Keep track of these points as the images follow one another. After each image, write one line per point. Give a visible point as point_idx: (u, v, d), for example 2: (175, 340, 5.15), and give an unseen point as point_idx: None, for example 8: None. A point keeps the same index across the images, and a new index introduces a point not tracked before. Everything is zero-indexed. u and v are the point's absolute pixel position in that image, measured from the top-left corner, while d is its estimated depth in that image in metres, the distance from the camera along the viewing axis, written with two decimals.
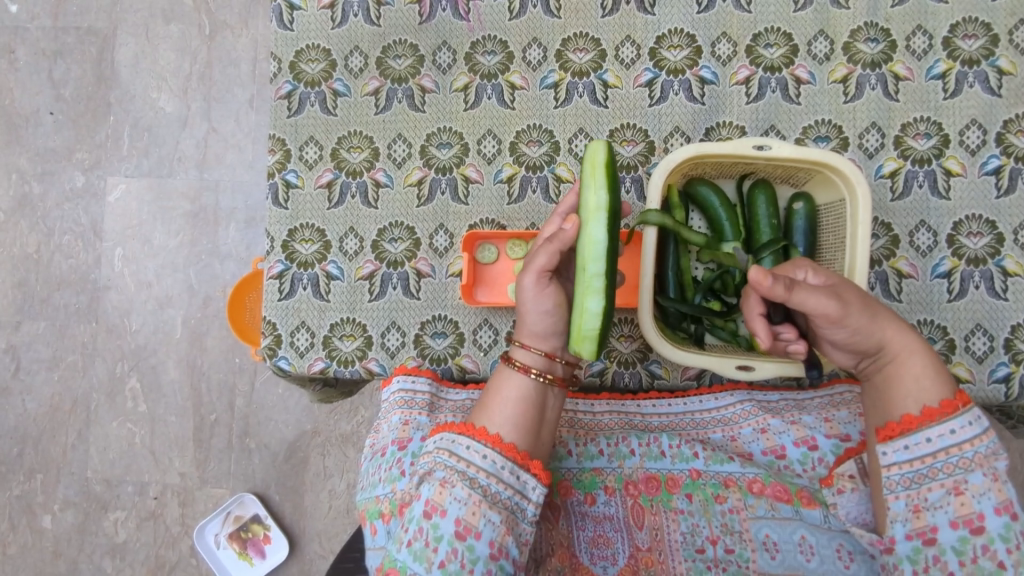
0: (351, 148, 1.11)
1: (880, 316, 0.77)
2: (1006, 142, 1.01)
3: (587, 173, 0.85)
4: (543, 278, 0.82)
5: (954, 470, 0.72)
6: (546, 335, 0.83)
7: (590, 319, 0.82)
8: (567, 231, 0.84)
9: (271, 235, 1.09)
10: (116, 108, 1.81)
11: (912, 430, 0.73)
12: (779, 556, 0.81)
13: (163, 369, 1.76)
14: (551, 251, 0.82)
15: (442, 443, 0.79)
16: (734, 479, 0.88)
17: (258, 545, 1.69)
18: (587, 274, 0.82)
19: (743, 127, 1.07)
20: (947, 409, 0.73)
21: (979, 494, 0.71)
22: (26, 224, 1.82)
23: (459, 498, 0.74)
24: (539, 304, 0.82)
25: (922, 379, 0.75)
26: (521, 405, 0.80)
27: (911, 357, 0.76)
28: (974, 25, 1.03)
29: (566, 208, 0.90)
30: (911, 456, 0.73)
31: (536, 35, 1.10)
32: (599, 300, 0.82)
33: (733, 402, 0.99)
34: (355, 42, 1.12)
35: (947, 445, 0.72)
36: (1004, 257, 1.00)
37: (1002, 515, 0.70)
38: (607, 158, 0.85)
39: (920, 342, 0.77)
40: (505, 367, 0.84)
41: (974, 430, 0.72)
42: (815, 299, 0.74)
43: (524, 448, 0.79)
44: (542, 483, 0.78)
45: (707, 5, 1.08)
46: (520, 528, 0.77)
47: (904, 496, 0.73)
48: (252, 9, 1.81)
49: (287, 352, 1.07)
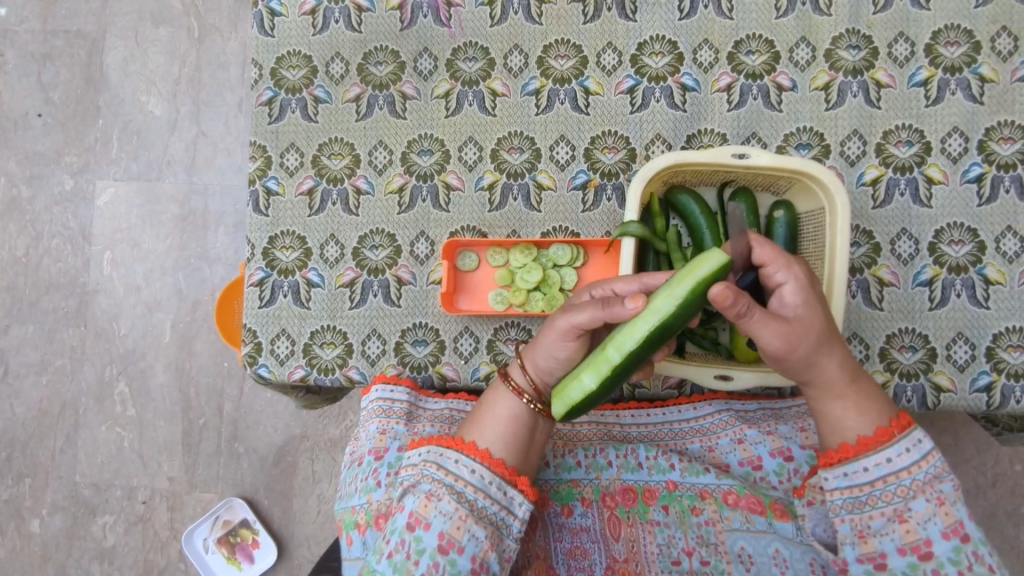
0: (332, 154, 1.11)
1: (823, 352, 0.76)
2: (988, 150, 1.01)
3: (682, 271, 0.76)
4: (569, 333, 0.77)
5: (894, 498, 0.73)
6: (545, 372, 0.81)
7: (577, 389, 0.77)
8: (626, 307, 0.75)
9: (252, 242, 1.09)
10: (104, 111, 1.81)
11: (849, 458, 0.74)
12: (754, 568, 0.82)
13: (151, 373, 1.76)
14: (594, 314, 0.76)
15: (429, 455, 0.79)
16: (710, 490, 0.89)
17: (246, 550, 1.68)
18: (607, 354, 0.76)
19: (724, 135, 1.07)
20: (882, 437, 0.74)
21: (924, 520, 0.71)
22: (14, 228, 1.81)
23: (444, 512, 0.74)
24: (556, 349, 0.79)
25: (843, 421, 0.76)
26: (513, 424, 0.80)
27: (835, 399, 0.77)
28: (956, 32, 1.03)
29: (645, 285, 0.82)
30: (850, 483, 0.74)
31: (518, 41, 1.10)
32: (595, 380, 0.76)
33: (711, 411, 0.98)
34: (336, 47, 1.11)
35: (884, 473, 0.73)
36: (985, 265, 0.99)
37: (951, 539, 0.71)
38: (707, 276, 0.74)
39: (851, 385, 0.77)
40: (501, 383, 0.83)
41: (912, 456, 0.73)
42: (765, 331, 0.74)
43: (513, 464, 0.79)
44: (529, 499, 0.78)
45: (689, 12, 1.08)
46: (504, 545, 0.77)
47: (849, 520, 0.74)
48: (240, 12, 1.80)
49: (267, 360, 1.06)
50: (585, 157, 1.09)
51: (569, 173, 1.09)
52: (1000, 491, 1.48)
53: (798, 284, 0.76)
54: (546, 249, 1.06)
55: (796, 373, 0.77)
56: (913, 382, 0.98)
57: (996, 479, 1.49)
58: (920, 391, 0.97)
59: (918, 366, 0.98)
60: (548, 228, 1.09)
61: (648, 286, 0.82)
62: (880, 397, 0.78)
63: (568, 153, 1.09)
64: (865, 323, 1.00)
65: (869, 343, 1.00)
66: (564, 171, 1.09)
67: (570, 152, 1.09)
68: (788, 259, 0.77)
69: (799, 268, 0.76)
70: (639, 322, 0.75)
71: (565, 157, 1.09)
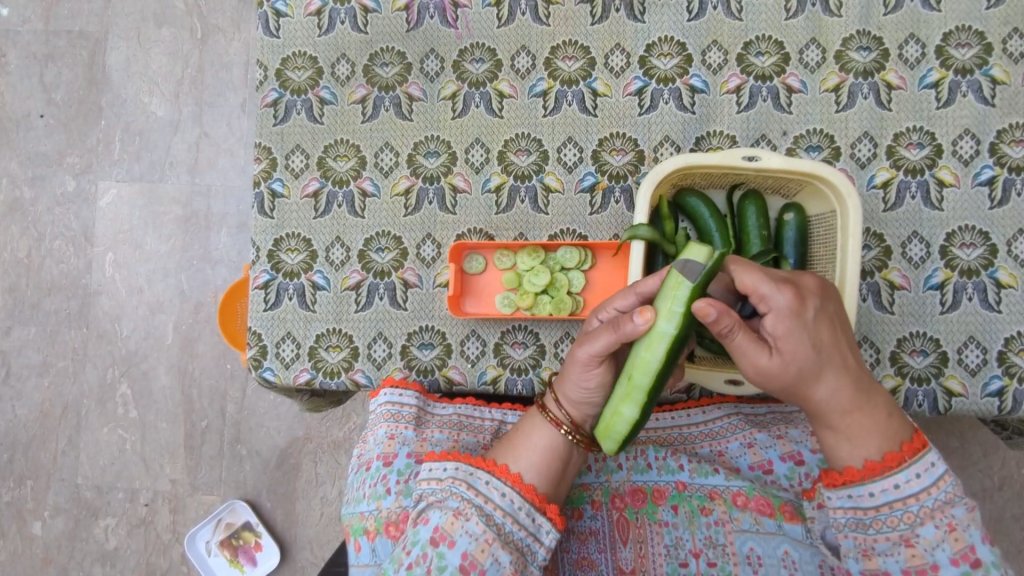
0: (338, 156, 1.10)
1: (808, 382, 0.73)
2: (1000, 152, 1.00)
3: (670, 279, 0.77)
4: (592, 364, 0.77)
5: (900, 524, 0.72)
6: (580, 403, 0.81)
7: (620, 423, 0.78)
8: (638, 326, 0.74)
9: (257, 244, 1.08)
10: (107, 112, 1.80)
11: (855, 482, 0.74)
12: (761, 570, 0.83)
13: (154, 375, 1.75)
14: (608, 340, 0.75)
15: (458, 472, 0.78)
16: (719, 492, 0.88)
17: (248, 553, 1.67)
18: (632, 382, 0.77)
19: (733, 137, 1.06)
20: (890, 463, 0.73)
21: (933, 547, 0.71)
22: (16, 230, 1.80)
23: (472, 533, 0.73)
24: (586, 380, 0.79)
25: (837, 451, 0.76)
26: (548, 455, 0.79)
27: (825, 428, 0.76)
28: (967, 34, 1.02)
29: (640, 293, 0.80)
30: (854, 504, 0.74)
31: (525, 42, 1.09)
32: (634, 409, 0.77)
33: (720, 415, 0.97)
34: (342, 49, 1.10)
35: (891, 499, 0.72)
36: (997, 268, 0.99)
37: (960, 565, 0.70)
38: (695, 287, 0.75)
39: (841, 418, 0.74)
40: (537, 414, 0.83)
41: (922, 482, 0.72)
42: (743, 351, 0.73)
43: (544, 492, 0.78)
44: (556, 528, 0.78)
45: (697, 13, 1.07)
46: (527, 571, 0.76)
47: (853, 537, 0.75)
48: (244, 12, 1.79)
49: (273, 363, 1.05)
50: (592, 159, 1.08)
51: (576, 176, 1.08)
52: (1008, 495, 1.47)
53: (783, 315, 0.71)
54: (553, 252, 1.06)
55: (784, 395, 0.76)
56: (924, 386, 0.97)
57: (1004, 482, 1.48)
58: (932, 396, 0.96)
59: (930, 370, 0.97)
60: (555, 230, 1.08)
61: (643, 293, 0.80)
62: (884, 423, 0.74)
63: (576, 155, 1.08)
64: (876, 327, 1.00)
65: (879, 347, 0.99)
66: (572, 173, 1.08)
67: (578, 154, 1.08)
68: (777, 286, 0.72)
69: (787, 296, 0.72)
70: (653, 343, 0.76)
71: (572, 159, 1.08)
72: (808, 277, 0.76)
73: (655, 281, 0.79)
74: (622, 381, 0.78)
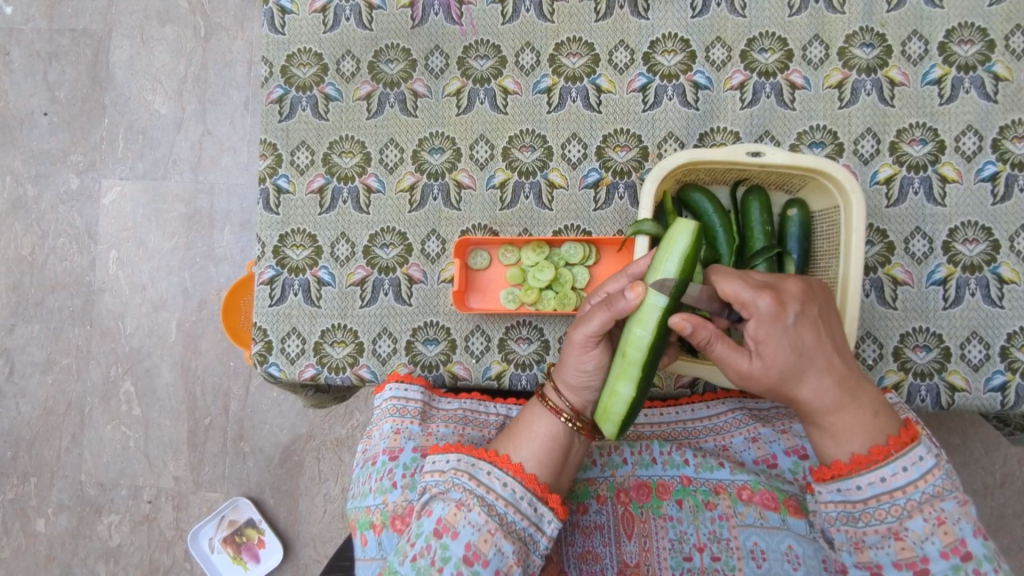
0: (343, 152, 1.10)
1: (791, 384, 0.73)
2: (1003, 148, 1.00)
3: (662, 249, 0.80)
4: (589, 343, 0.78)
5: (888, 517, 0.73)
6: (580, 388, 0.81)
7: (619, 403, 0.79)
8: (631, 300, 0.76)
9: (263, 241, 1.09)
10: (110, 110, 1.80)
11: (843, 476, 0.74)
12: (765, 565, 0.84)
13: (157, 372, 1.75)
14: (602, 318, 0.77)
15: (460, 464, 0.78)
16: (724, 486, 0.88)
17: (252, 549, 1.67)
18: (626, 359, 0.79)
19: (737, 133, 1.07)
20: (877, 456, 0.73)
21: (922, 540, 0.71)
22: (20, 228, 1.81)
23: (474, 523, 0.74)
24: (583, 362, 0.80)
25: (825, 448, 0.77)
26: (550, 443, 0.80)
27: (811, 427, 0.77)
28: (970, 30, 1.02)
29: (631, 274, 0.84)
30: (844, 498, 0.75)
31: (529, 39, 1.09)
32: (630, 386, 0.79)
33: (724, 410, 0.97)
34: (347, 45, 1.11)
35: (878, 492, 0.73)
36: (1000, 264, 0.99)
37: (950, 558, 0.70)
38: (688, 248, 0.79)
39: (827, 419, 0.75)
40: (537, 403, 0.83)
41: (910, 475, 0.72)
42: (727, 356, 0.75)
43: (545, 481, 0.79)
44: (558, 518, 0.78)
45: (701, 10, 1.07)
46: (530, 559, 0.76)
47: (844, 530, 0.76)
48: (248, 10, 1.79)
49: (278, 359, 1.06)
50: (596, 155, 1.08)
51: (580, 171, 1.08)
52: (1009, 492, 1.47)
53: (762, 321, 0.72)
54: (558, 248, 1.06)
55: (771, 395, 0.77)
56: (926, 382, 0.97)
57: (1005, 480, 1.48)
58: (934, 391, 0.97)
59: (932, 366, 0.97)
60: (559, 226, 1.09)
61: (634, 275, 0.84)
62: (870, 420, 0.74)
63: (580, 151, 1.08)
64: (879, 323, 1.00)
65: (882, 343, 0.99)
66: (576, 169, 1.08)
67: (582, 150, 1.08)
68: (756, 292, 0.73)
69: (766, 301, 0.72)
70: (645, 314, 0.78)
71: (576, 156, 1.08)
72: (794, 282, 0.76)
73: (644, 261, 0.83)
74: (616, 359, 0.80)
